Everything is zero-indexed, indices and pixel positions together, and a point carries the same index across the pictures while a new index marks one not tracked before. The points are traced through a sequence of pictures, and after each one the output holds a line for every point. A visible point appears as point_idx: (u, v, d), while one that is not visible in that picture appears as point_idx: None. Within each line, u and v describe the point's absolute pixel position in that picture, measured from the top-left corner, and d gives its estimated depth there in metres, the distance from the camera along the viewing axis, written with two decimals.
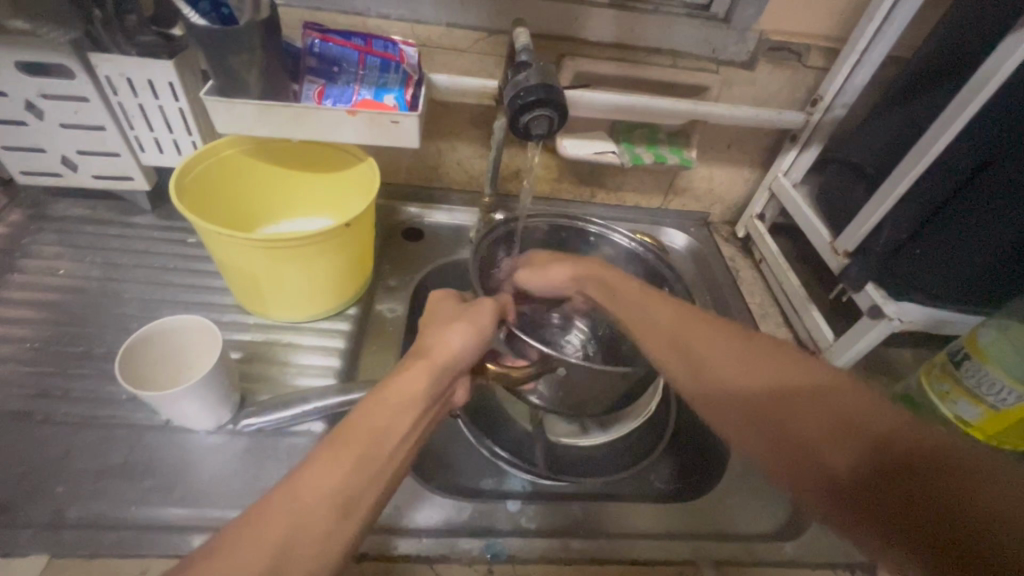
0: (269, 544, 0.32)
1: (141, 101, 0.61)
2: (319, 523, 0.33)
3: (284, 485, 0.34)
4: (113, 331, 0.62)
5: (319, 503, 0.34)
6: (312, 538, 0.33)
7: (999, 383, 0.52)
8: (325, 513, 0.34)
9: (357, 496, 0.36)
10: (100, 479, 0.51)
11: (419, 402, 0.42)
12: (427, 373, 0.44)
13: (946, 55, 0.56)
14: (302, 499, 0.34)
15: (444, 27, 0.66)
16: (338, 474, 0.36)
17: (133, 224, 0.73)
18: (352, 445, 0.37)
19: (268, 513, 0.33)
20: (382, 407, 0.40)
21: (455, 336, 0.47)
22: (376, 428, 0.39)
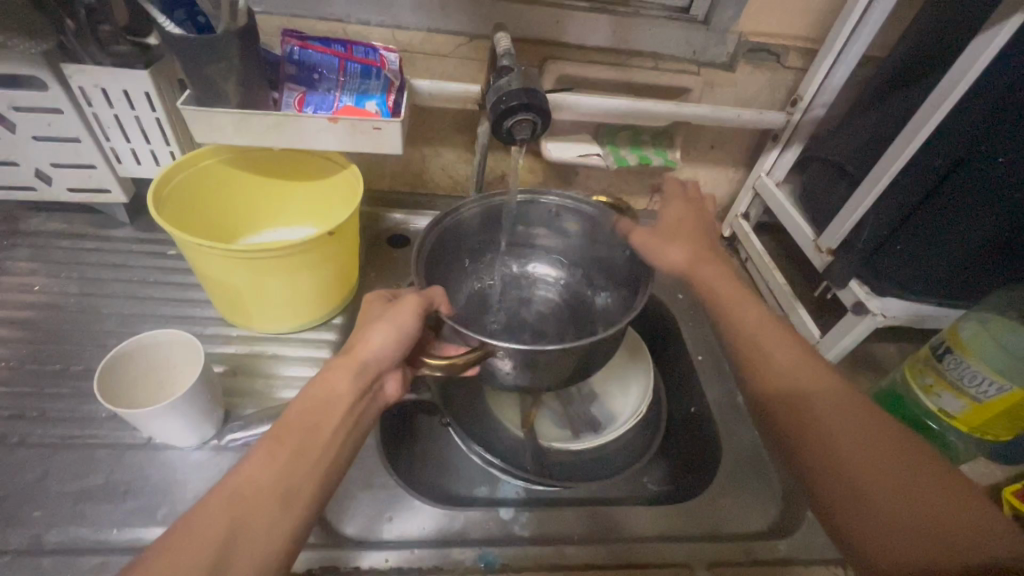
0: (215, 535, 0.35)
1: (117, 112, 0.60)
2: (262, 514, 0.37)
3: (231, 482, 0.38)
4: (91, 348, 0.61)
5: (265, 496, 0.37)
6: (257, 526, 0.36)
7: (981, 375, 0.53)
8: (265, 505, 0.37)
9: (296, 484, 0.39)
10: (80, 502, 0.50)
11: (346, 400, 0.44)
12: (350, 375, 0.45)
13: (922, 55, 0.57)
14: (246, 494, 0.37)
15: (425, 32, 0.66)
16: (276, 469, 0.39)
17: (111, 237, 0.72)
18: (285, 441, 0.40)
19: (213, 507, 0.36)
20: (316, 409, 0.43)
21: (374, 335, 0.47)
22: (304, 424, 0.41)
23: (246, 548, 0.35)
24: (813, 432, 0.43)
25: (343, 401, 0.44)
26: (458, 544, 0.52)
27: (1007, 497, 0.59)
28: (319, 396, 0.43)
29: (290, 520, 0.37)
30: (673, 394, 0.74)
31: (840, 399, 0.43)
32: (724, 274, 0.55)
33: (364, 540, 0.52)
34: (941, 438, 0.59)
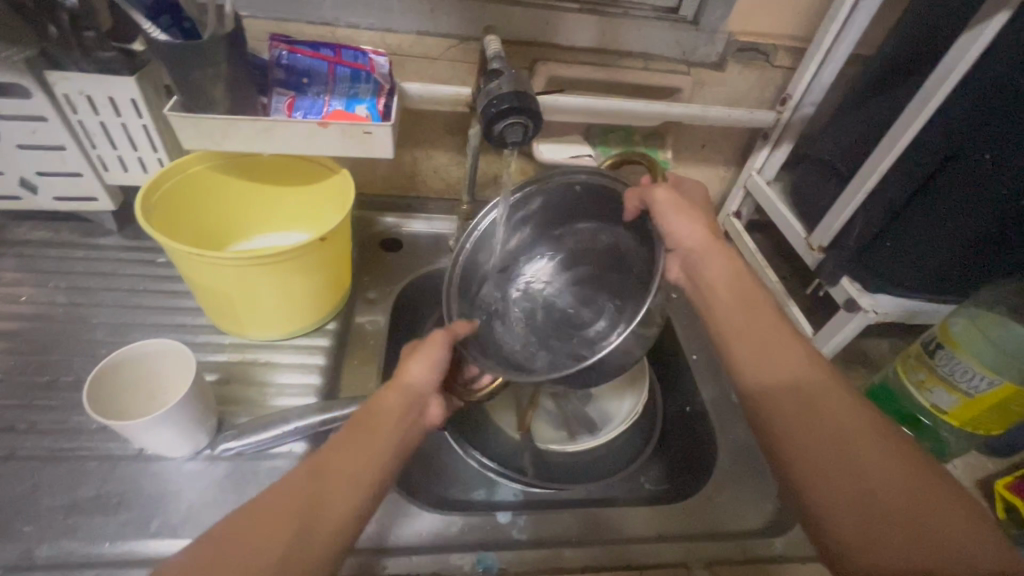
0: (292, 510, 0.36)
1: (103, 119, 0.59)
2: (333, 496, 0.38)
3: (307, 465, 0.39)
4: (81, 358, 0.60)
5: (336, 478, 0.39)
6: (328, 506, 0.37)
7: (972, 370, 0.53)
8: (336, 488, 0.38)
9: (361, 472, 0.40)
10: (71, 515, 0.49)
11: (401, 408, 0.45)
12: (404, 387, 0.47)
13: (909, 53, 0.58)
14: (319, 476, 0.39)
15: (414, 35, 0.66)
16: (346, 457, 0.40)
17: (99, 246, 0.71)
18: (351, 435, 0.42)
19: (287, 486, 0.38)
20: (375, 411, 0.45)
21: (417, 360, 0.49)
22: (367, 421, 0.43)
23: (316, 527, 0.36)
24: (815, 441, 0.40)
25: (400, 406, 0.45)
26: (457, 549, 0.52)
27: (1000, 491, 0.60)
28: (376, 403, 0.45)
29: (352, 503, 0.38)
30: (669, 394, 0.74)
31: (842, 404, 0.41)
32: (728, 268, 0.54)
33: (361, 547, 0.52)
34: (932, 431, 0.60)
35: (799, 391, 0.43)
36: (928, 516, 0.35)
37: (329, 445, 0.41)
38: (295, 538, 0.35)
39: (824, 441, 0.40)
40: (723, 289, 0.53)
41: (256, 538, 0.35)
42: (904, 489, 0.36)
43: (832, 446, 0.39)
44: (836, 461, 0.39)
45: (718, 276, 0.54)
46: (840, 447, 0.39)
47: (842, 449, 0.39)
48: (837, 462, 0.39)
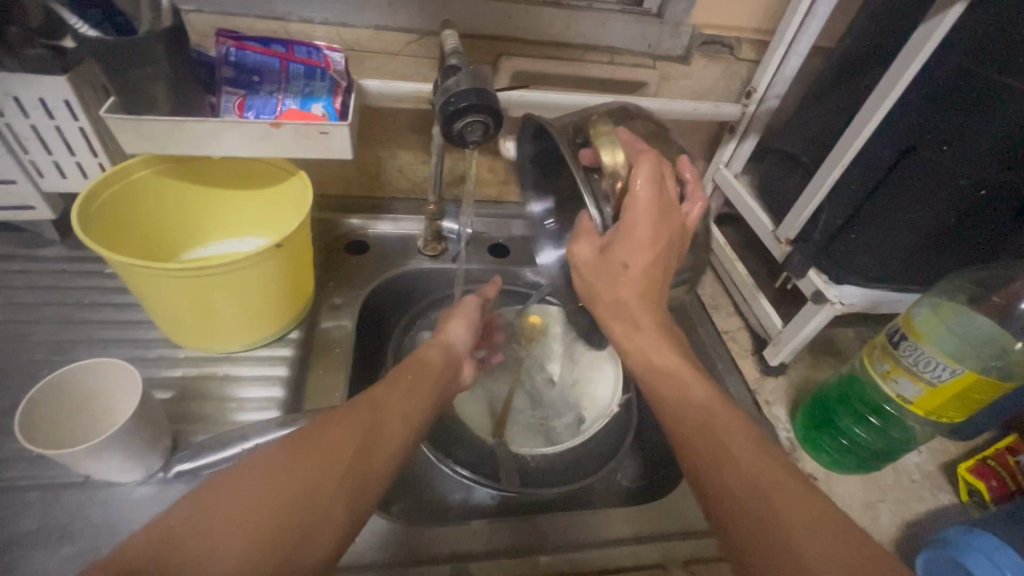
0: (351, 434, 0.42)
1: (34, 122, 0.55)
2: (388, 426, 0.45)
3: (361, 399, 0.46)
4: (21, 380, 0.56)
5: (386, 418, 0.45)
6: (382, 437, 0.44)
7: (935, 360, 0.53)
8: (388, 423, 0.45)
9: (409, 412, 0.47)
10: (11, 551, 0.46)
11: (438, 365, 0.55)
12: (441, 353, 0.57)
13: (867, 46, 0.58)
14: (373, 410, 0.45)
15: (372, 30, 0.63)
16: (397, 400, 0.48)
17: (39, 257, 0.66)
18: (398, 382, 0.50)
19: (351, 412, 0.44)
20: (420, 367, 0.54)
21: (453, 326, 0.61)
22: (411, 374, 0.52)
23: (375, 448, 0.43)
24: (700, 435, 0.43)
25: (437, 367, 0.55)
26: (432, 562, 0.51)
27: (962, 474, 0.62)
28: (419, 360, 0.55)
29: (405, 433, 0.45)
30: None
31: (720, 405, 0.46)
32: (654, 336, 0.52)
33: None
34: (898, 421, 0.62)
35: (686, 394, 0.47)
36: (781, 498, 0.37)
37: (380, 389, 0.49)
38: (359, 459, 0.41)
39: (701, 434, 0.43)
40: (639, 339, 0.52)
41: (319, 455, 0.40)
42: (764, 474, 0.39)
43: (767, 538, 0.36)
44: (757, 529, 0.37)
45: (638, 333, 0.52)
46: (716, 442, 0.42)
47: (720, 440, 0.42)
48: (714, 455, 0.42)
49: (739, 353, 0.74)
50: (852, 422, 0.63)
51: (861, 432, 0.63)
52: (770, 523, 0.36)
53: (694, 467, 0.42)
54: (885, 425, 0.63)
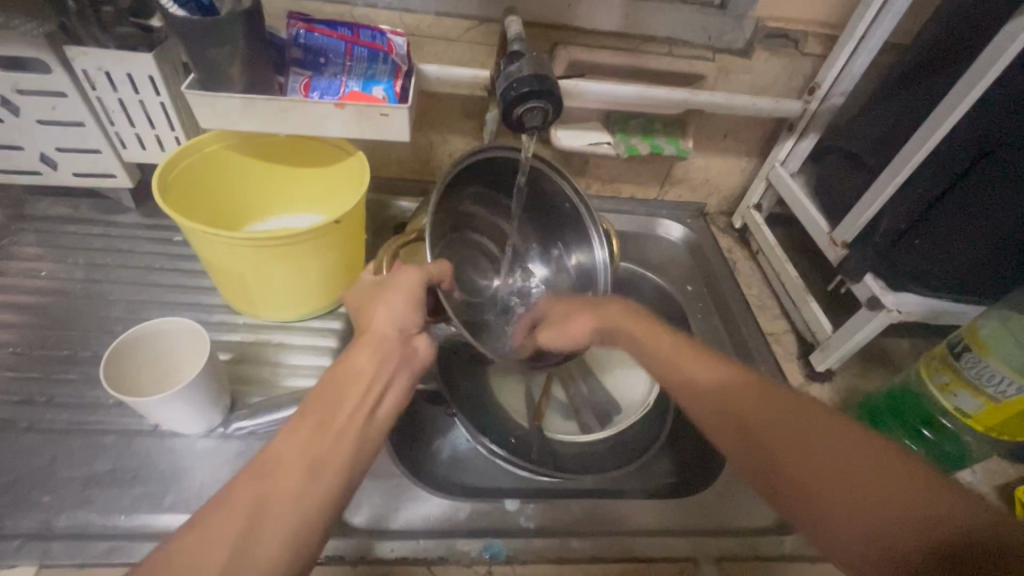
0: (234, 519, 0.32)
1: (121, 96, 0.59)
2: (280, 496, 0.33)
3: (247, 470, 0.34)
4: (99, 335, 0.61)
5: (280, 487, 0.33)
6: (276, 517, 0.32)
7: (1000, 374, 0.51)
8: (283, 487, 0.33)
9: (319, 467, 0.35)
10: (89, 487, 0.50)
11: (372, 375, 0.40)
12: (371, 353, 0.42)
13: (944, 42, 0.56)
14: (268, 469, 0.34)
15: (433, 16, 0.64)
16: (299, 448, 0.35)
17: (117, 223, 0.71)
18: (305, 423, 0.36)
19: (226, 498, 0.33)
20: (338, 389, 0.39)
21: (382, 308, 0.44)
22: (326, 403, 0.38)
23: (262, 535, 0.31)
24: (753, 404, 0.39)
25: (367, 378, 0.40)
26: (464, 534, 0.52)
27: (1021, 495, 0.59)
28: (345, 374, 0.40)
29: (322, 496, 0.34)
30: None
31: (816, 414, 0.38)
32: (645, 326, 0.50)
33: (371, 529, 0.52)
34: (954, 436, 0.59)
35: (769, 433, 0.37)
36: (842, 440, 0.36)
37: (277, 437, 0.36)
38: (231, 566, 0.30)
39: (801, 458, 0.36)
40: (622, 319, 0.51)
41: (194, 552, 0.30)
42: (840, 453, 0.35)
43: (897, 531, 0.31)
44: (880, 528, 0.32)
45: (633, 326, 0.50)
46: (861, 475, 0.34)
47: (842, 482, 0.34)
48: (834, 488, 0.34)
49: (784, 357, 0.72)
50: (903, 435, 0.61)
51: (914, 447, 0.61)
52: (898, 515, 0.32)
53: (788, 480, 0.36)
54: (940, 439, 0.60)
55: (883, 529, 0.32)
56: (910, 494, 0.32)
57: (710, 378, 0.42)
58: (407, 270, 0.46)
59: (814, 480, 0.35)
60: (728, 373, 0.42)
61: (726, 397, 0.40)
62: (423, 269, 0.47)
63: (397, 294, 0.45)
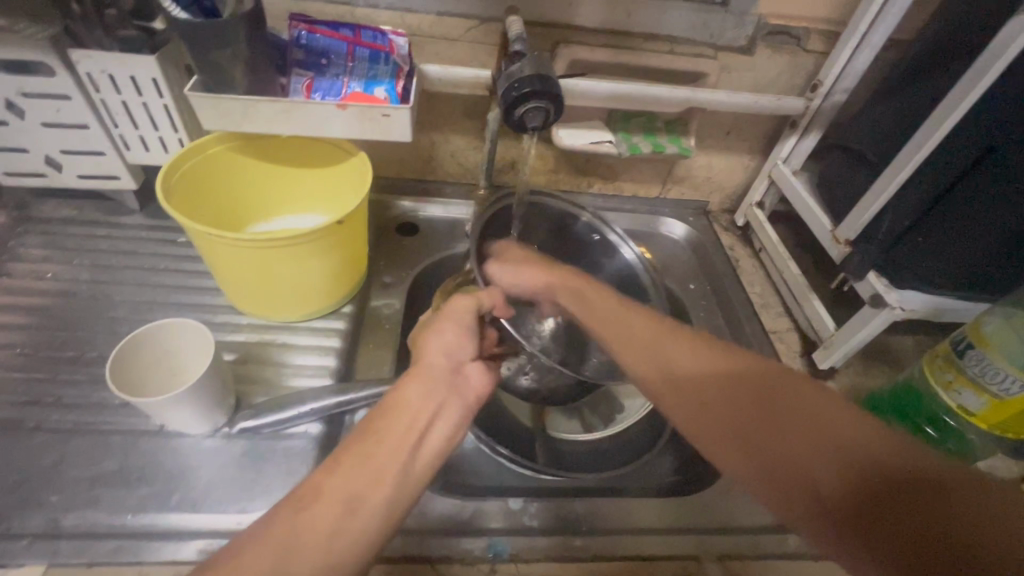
0: (274, 541, 0.31)
1: (125, 98, 0.59)
2: (323, 521, 0.32)
3: (294, 492, 0.33)
4: (105, 336, 0.61)
5: (325, 512, 0.32)
6: (317, 543, 0.31)
7: (1004, 372, 0.51)
8: (328, 512, 0.32)
9: (365, 494, 0.34)
10: (96, 487, 0.51)
11: (426, 402, 0.39)
12: (425, 379, 0.41)
13: (946, 39, 0.55)
14: (312, 494, 0.33)
15: (434, 15, 0.65)
16: (346, 473, 0.34)
17: (122, 225, 0.72)
18: (353, 448, 0.36)
19: (270, 523, 0.32)
20: (391, 412, 0.38)
21: (436, 336, 0.44)
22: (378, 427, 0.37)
23: (302, 558, 0.31)
24: (691, 362, 0.42)
25: (422, 405, 0.39)
26: (468, 533, 0.53)
27: None
28: (398, 398, 0.39)
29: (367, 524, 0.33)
30: None
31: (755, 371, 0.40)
32: (598, 288, 0.52)
33: None
34: (958, 434, 0.58)
35: (712, 394, 0.40)
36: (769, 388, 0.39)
37: (319, 470, 0.35)
38: None
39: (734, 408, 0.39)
40: (567, 285, 0.53)
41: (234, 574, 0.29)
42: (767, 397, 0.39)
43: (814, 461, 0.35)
44: (797, 459, 0.36)
45: (576, 285, 0.53)
46: (806, 437, 0.36)
47: (771, 427, 0.37)
48: (764, 433, 0.37)
49: (787, 354, 0.72)
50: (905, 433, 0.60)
51: None
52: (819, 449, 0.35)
53: (723, 429, 0.39)
54: (943, 437, 0.59)
55: (806, 466, 0.35)
56: (828, 427, 0.36)
57: (651, 336, 0.45)
58: (461, 300, 0.48)
59: (747, 428, 0.38)
60: (669, 330, 0.45)
61: (668, 355, 0.43)
62: (474, 299, 0.49)
63: (449, 325, 0.45)
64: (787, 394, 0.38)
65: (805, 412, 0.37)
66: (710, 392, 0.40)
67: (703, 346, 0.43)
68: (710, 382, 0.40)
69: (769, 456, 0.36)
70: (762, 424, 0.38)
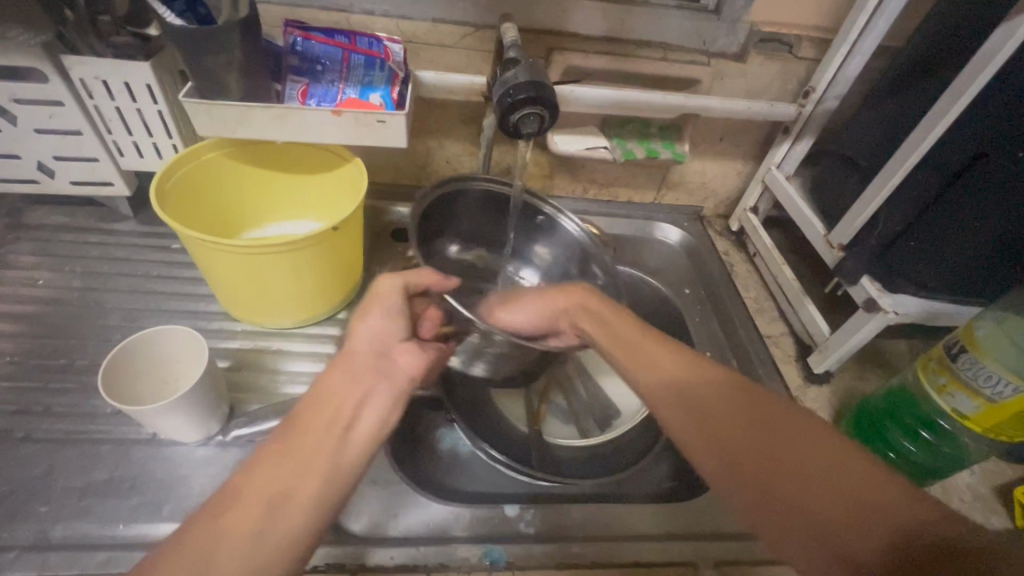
0: (192, 549, 0.30)
1: (118, 104, 0.59)
2: (245, 522, 0.31)
3: (211, 500, 0.33)
4: (97, 343, 0.61)
5: (245, 517, 0.32)
6: (234, 545, 0.31)
7: (996, 375, 0.51)
8: (247, 512, 0.32)
9: (290, 489, 0.34)
10: (86, 497, 0.50)
11: (349, 392, 0.39)
12: (345, 368, 0.41)
13: (936, 46, 0.56)
14: (230, 501, 0.33)
15: (429, 22, 0.65)
16: (267, 473, 0.34)
17: (115, 231, 0.71)
18: (273, 446, 0.36)
19: (188, 532, 0.31)
20: (314, 405, 0.38)
21: (363, 324, 0.45)
22: (298, 422, 0.37)
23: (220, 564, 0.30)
24: (712, 401, 0.39)
25: (344, 394, 0.39)
26: (464, 541, 0.52)
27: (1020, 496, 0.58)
28: (320, 391, 0.39)
29: (294, 522, 0.33)
30: None
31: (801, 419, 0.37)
32: (615, 315, 0.48)
33: (371, 537, 0.52)
34: (953, 438, 0.59)
35: (728, 436, 0.37)
36: (796, 442, 0.36)
37: (241, 471, 0.34)
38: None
39: (753, 455, 0.36)
40: (585, 315, 0.50)
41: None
42: (791, 449, 0.35)
43: (842, 524, 0.32)
44: (823, 521, 0.32)
45: (603, 317, 0.49)
46: (833, 495, 0.33)
47: (797, 481, 0.34)
48: (787, 486, 0.34)
49: (782, 359, 0.72)
50: (899, 435, 0.62)
51: (911, 447, 0.61)
52: (849, 512, 0.32)
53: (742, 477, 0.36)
54: (938, 440, 0.60)
55: (833, 531, 0.32)
56: (857, 488, 0.33)
57: (669, 369, 0.42)
58: (384, 280, 0.48)
59: (771, 480, 0.35)
60: (692, 364, 0.42)
61: (689, 393, 0.40)
62: (402, 276, 0.49)
63: (378, 308, 0.46)
64: (813, 446, 0.35)
65: (836, 473, 0.34)
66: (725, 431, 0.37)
67: (732, 389, 0.40)
68: (728, 422, 0.38)
69: (791, 511, 0.33)
70: (784, 475, 0.34)
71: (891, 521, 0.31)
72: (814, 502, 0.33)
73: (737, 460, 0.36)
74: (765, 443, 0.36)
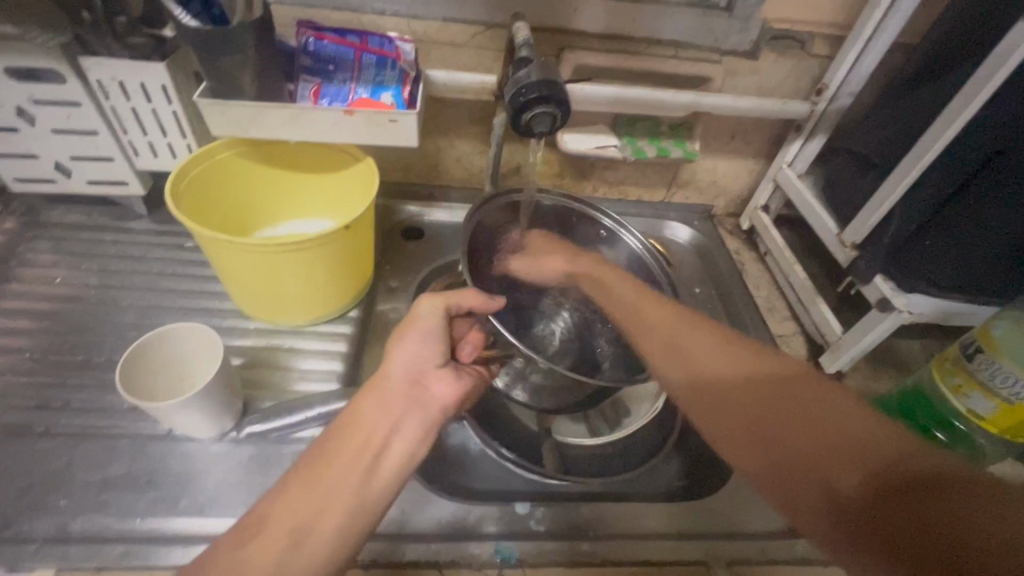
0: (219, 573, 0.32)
1: (134, 105, 0.60)
2: (269, 553, 0.33)
3: (240, 523, 0.35)
4: (113, 340, 0.62)
5: (270, 546, 0.34)
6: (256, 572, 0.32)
7: (1013, 376, 0.51)
8: (274, 543, 0.34)
9: (311, 521, 0.35)
10: (104, 491, 0.51)
11: (377, 422, 0.40)
12: (377, 395, 0.41)
13: (952, 43, 0.55)
14: (257, 529, 0.34)
15: (440, 22, 0.65)
16: (292, 502, 0.35)
17: (129, 230, 0.72)
18: (304, 476, 0.37)
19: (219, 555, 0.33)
20: (346, 431, 0.39)
21: (397, 348, 0.45)
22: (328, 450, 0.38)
23: None
24: (718, 362, 0.43)
25: (373, 423, 0.40)
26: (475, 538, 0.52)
27: None
28: (352, 417, 0.40)
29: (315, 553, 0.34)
30: None
31: (839, 400, 0.39)
32: (636, 287, 0.53)
33: (384, 533, 0.52)
34: (968, 438, 0.58)
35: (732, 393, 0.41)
36: (798, 396, 0.39)
37: (271, 495, 0.36)
38: None
39: (757, 409, 0.40)
40: (605, 283, 0.55)
41: None
42: (794, 402, 0.39)
43: (837, 465, 0.35)
44: (817, 462, 0.36)
45: (612, 284, 0.54)
46: (831, 441, 0.36)
47: (797, 430, 0.38)
48: (788, 434, 0.38)
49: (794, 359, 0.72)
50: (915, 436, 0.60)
51: None
52: (844, 454, 0.36)
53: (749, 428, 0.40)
54: (953, 440, 0.58)
55: (828, 473, 0.35)
56: (853, 435, 0.36)
57: (683, 335, 0.46)
58: (425, 303, 0.47)
59: (771, 428, 0.39)
60: (701, 328, 0.46)
61: (698, 355, 0.44)
62: (444, 298, 0.48)
63: (415, 333, 0.46)
64: (813, 398, 0.39)
65: (831, 422, 0.37)
66: (732, 388, 0.41)
67: (740, 351, 0.44)
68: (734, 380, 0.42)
69: (790, 457, 0.37)
70: (784, 423, 0.38)
71: (882, 461, 0.35)
72: (810, 450, 0.37)
73: (742, 413, 0.40)
74: (767, 400, 0.40)
